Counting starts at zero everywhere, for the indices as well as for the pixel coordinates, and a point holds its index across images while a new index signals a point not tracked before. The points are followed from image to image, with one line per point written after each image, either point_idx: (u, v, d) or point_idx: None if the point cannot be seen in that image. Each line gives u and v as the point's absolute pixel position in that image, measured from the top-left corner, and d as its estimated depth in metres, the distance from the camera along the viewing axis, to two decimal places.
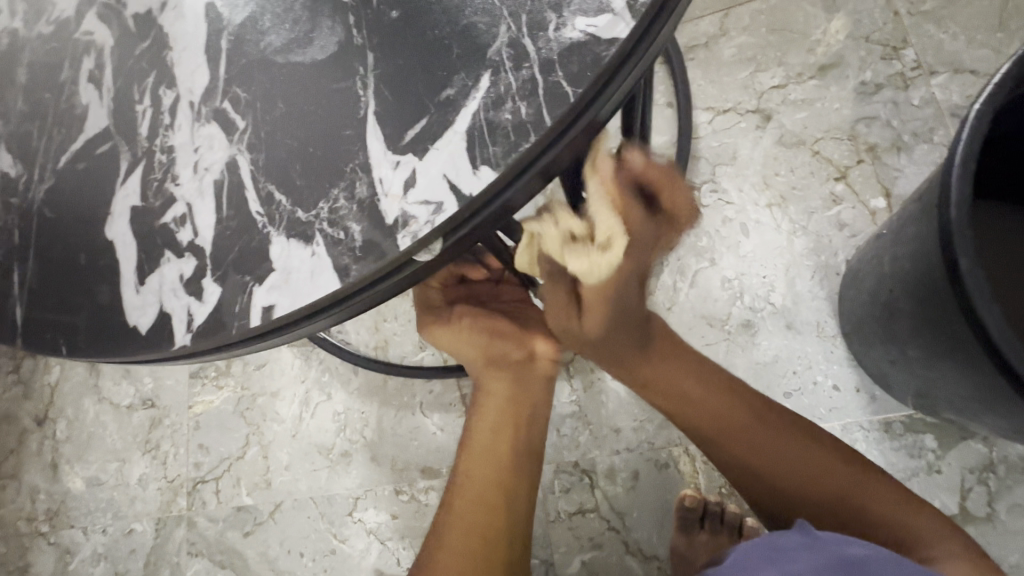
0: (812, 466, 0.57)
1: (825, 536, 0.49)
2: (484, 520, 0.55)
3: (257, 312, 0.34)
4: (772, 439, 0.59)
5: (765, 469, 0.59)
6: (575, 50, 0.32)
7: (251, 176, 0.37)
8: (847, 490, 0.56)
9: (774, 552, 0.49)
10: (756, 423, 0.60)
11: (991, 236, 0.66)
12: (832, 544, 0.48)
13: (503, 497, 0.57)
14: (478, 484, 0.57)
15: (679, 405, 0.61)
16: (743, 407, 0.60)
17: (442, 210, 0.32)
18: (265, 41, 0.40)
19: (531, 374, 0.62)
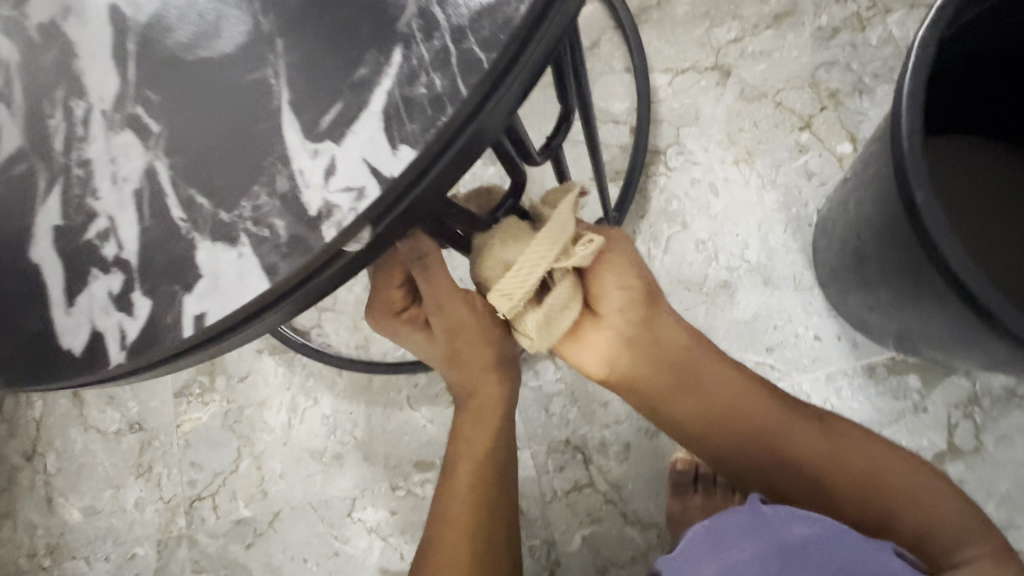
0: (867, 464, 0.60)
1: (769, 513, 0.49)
2: (477, 524, 0.59)
3: (189, 321, 0.33)
4: (784, 417, 0.64)
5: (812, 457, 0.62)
6: (485, 14, 0.30)
7: (170, 183, 0.35)
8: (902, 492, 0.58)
9: (723, 538, 0.50)
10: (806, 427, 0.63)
11: (947, 172, 0.66)
12: (776, 526, 0.49)
13: (490, 501, 0.60)
14: (465, 474, 0.60)
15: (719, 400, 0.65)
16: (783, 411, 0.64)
17: (365, 195, 0.31)
18: (172, 38, 0.38)
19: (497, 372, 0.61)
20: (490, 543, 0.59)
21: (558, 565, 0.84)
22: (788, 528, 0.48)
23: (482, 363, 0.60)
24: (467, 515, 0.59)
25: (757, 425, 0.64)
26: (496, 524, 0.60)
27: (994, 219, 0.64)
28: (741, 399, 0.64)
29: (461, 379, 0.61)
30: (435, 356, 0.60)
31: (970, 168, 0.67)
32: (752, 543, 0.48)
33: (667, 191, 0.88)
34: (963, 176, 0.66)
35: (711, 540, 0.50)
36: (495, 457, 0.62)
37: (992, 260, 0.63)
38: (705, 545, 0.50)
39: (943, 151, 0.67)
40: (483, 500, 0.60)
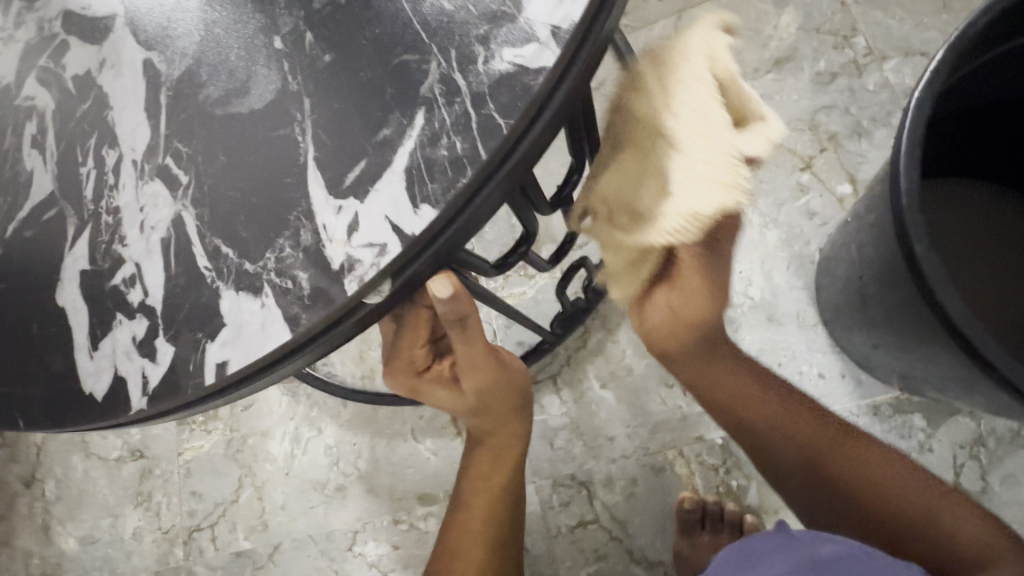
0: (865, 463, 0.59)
1: (799, 535, 0.52)
2: (488, 561, 0.58)
3: (212, 369, 0.34)
4: (784, 410, 0.66)
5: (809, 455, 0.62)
6: (504, 82, 0.32)
7: (197, 232, 0.37)
8: (881, 472, 0.58)
9: (754, 554, 0.54)
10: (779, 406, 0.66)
11: (949, 216, 0.67)
12: (803, 542, 0.51)
13: (499, 545, 0.60)
14: (476, 511, 0.60)
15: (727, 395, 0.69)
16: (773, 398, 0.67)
17: (386, 252, 0.32)
18: (203, 93, 0.40)
19: (511, 418, 0.61)
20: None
21: None
22: (818, 545, 0.50)
23: (504, 409, 0.60)
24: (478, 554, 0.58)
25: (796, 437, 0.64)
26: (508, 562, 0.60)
27: (997, 264, 0.65)
28: (802, 423, 0.64)
29: (480, 424, 0.61)
30: (454, 407, 0.58)
31: (972, 213, 0.68)
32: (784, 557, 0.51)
33: None
34: (965, 221, 0.67)
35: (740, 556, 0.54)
36: (507, 497, 0.62)
37: (993, 305, 0.64)
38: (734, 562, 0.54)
39: (946, 194, 0.68)
40: (493, 537, 0.60)
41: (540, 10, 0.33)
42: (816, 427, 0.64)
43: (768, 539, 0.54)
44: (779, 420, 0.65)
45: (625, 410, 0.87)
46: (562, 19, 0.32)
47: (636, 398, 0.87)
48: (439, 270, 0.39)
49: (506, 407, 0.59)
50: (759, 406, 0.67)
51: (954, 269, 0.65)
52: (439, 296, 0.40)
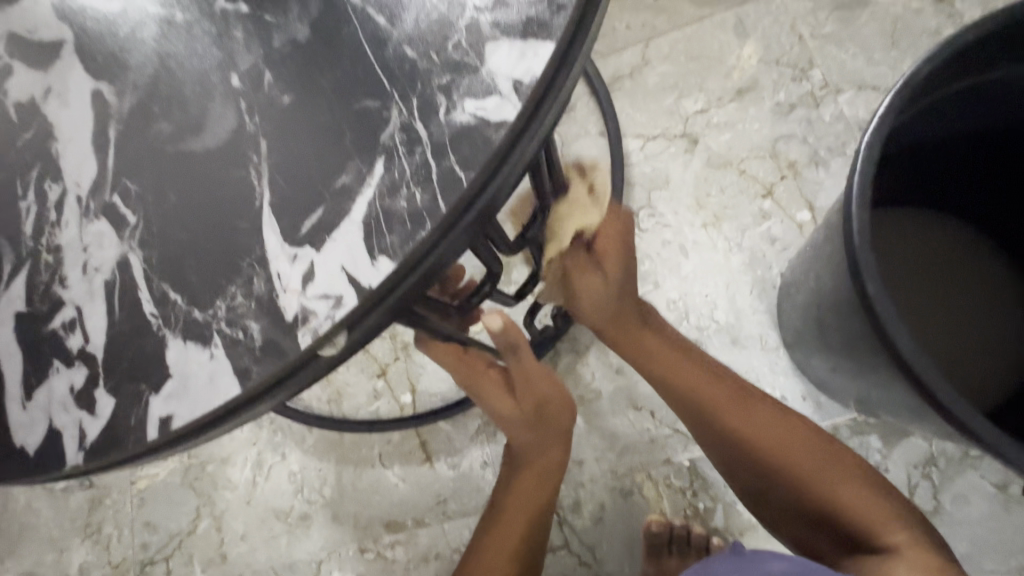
0: (796, 447, 0.61)
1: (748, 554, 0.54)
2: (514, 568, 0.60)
3: (155, 423, 0.32)
4: (748, 408, 0.63)
5: (772, 453, 0.61)
6: (465, 134, 0.32)
7: (144, 276, 0.35)
8: (824, 469, 0.59)
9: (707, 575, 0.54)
10: (738, 403, 0.63)
11: (905, 248, 0.69)
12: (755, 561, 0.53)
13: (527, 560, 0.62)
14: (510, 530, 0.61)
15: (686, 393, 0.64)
16: (716, 385, 0.64)
17: (342, 303, 0.31)
18: (155, 129, 0.39)
19: (552, 436, 0.64)
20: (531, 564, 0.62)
21: None
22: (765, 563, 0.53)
23: (551, 432, 0.63)
24: (516, 538, 0.61)
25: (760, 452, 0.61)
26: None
27: (947, 297, 0.68)
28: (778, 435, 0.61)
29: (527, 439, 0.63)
30: (504, 421, 0.62)
31: (928, 245, 0.70)
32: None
33: (641, 251, 0.91)
34: (920, 253, 0.69)
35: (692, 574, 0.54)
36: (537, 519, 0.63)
37: (941, 337, 0.67)
38: None
39: (902, 226, 0.70)
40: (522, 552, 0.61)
41: (501, 62, 0.33)
42: (778, 426, 0.62)
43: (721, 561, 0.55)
44: (746, 415, 0.63)
45: (594, 434, 0.87)
46: (524, 72, 0.32)
47: (604, 421, 0.87)
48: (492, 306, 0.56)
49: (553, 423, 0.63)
50: (742, 415, 0.62)
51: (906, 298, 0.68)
52: (494, 326, 0.56)
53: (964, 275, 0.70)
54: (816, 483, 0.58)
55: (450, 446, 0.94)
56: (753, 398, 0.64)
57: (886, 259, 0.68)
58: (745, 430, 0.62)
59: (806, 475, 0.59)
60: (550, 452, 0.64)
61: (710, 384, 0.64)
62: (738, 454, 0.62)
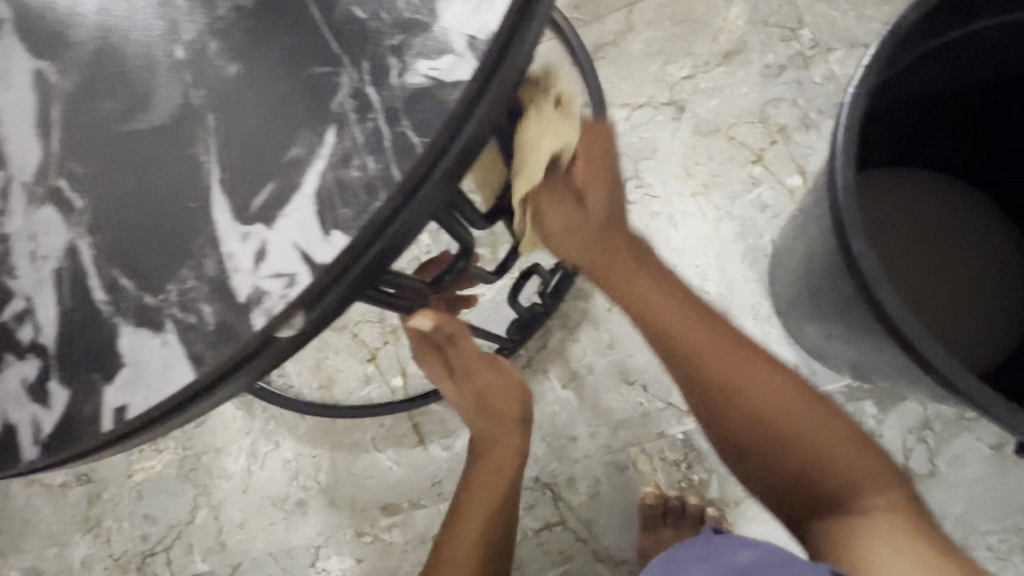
0: (776, 391, 0.52)
1: (722, 542, 0.53)
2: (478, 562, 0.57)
3: (110, 413, 0.31)
4: (730, 346, 0.53)
5: (748, 397, 0.52)
6: (419, 97, 0.30)
7: (94, 262, 0.34)
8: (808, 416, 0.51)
9: (679, 562, 0.53)
10: (722, 348, 0.53)
11: (904, 210, 0.68)
12: (724, 551, 0.51)
13: (491, 555, 0.59)
14: (475, 520, 0.59)
15: (681, 346, 0.52)
16: (706, 328, 0.53)
17: (295, 282, 0.29)
18: (99, 107, 0.37)
19: (508, 425, 0.63)
20: (494, 551, 0.60)
21: None
22: (734, 552, 0.50)
23: (506, 415, 0.62)
24: (477, 528, 0.58)
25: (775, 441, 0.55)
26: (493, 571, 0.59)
27: (948, 255, 0.68)
28: (836, 440, 0.51)
29: (483, 425, 0.62)
30: (457, 398, 0.61)
31: (927, 202, 0.69)
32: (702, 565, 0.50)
33: (629, 224, 0.89)
34: (922, 213, 0.68)
35: (665, 564, 0.54)
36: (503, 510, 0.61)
37: (940, 300, 0.66)
38: (659, 570, 0.53)
39: (898, 188, 0.69)
40: (486, 544, 0.59)
41: (455, 19, 0.30)
42: (764, 365, 0.53)
43: (695, 548, 0.54)
44: (729, 362, 0.52)
45: (587, 410, 0.86)
46: (479, 29, 0.30)
47: (597, 397, 0.86)
48: (417, 310, 0.49)
49: (510, 412, 0.63)
50: (723, 357, 0.52)
51: (903, 263, 0.67)
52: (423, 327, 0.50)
53: (963, 231, 0.69)
54: (794, 434, 0.51)
55: (443, 427, 0.94)
56: (740, 335, 0.55)
57: (880, 224, 0.67)
58: (722, 374, 0.52)
59: (789, 417, 0.51)
60: (510, 442, 0.63)
61: (699, 331, 0.53)
62: (729, 407, 0.52)
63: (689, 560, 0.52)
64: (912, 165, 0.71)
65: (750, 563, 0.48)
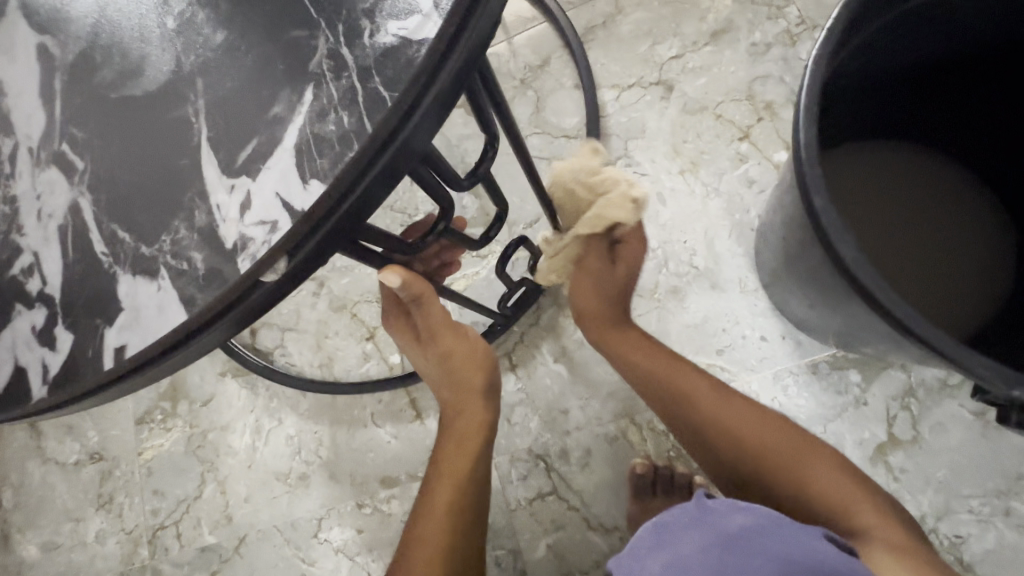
0: (766, 432, 0.63)
1: (714, 507, 0.48)
2: (451, 535, 0.59)
3: (110, 353, 0.34)
4: (715, 394, 0.66)
5: (736, 437, 0.63)
6: (388, 55, 0.32)
7: (94, 218, 0.36)
8: (795, 454, 0.61)
9: (669, 531, 0.49)
10: (703, 390, 0.67)
11: (887, 195, 0.70)
12: (717, 517, 0.47)
13: (464, 529, 0.61)
14: (444, 491, 0.61)
15: (671, 391, 0.68)
16: (684, 373, 0.68)
17: (277, 229, 0.32)
18: (98, 76, 0.39)
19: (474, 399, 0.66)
20: (467, 523, 0.61)
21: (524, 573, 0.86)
22: (730, 519, 0.46)
23: (471, 385, 0.66)
24: (447, 501, 0.61)
25: (739, 436, 0.63)
26: (468, 545, 0.60)
27: (927, 236, 0.70)
28: (811, 460, 0.60)
29: (450, 398, 0.67)
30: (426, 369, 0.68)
31: (905, 180, 0.71)
32: (695, 535, 0.46)
33: None
34: (904, 195, 0.71)
35: (655, 534, 0.49)
36: (473, 485, 0.63)
37: (917, 276, 0.68)
38: (650, 542, 0.49)
39: (876, 171, 0.71)
40: (458, 518, 0.61)
41: None
42: (745, 409, 0.65)
43: (684, 514, 0.49)
44: (711, 403, 0.66)
45: (578, 383, 0.89)
46: None
47: (587, 370, 0.88)
48: (382, 266, 0.50)
49: (475, 383, 0.66)
50: (705, 397, 0.66)
51: (879, 241, 0.69)
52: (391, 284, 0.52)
53: (948, 212, 0.71)
54: (790, 469, 0.60)
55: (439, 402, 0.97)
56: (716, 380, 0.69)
57: (854, 205, 0.70)
58: (710, 415, 0.65)
59: (793, 466, 0.60)
60: (474, 415, 0.66)
61: (678, 373, 0.69)
62: (720, 445, 0.64)
63: (680, 529, 0.48)
64: (895, 142, 0.72)
65: (749, 532, 0.44)
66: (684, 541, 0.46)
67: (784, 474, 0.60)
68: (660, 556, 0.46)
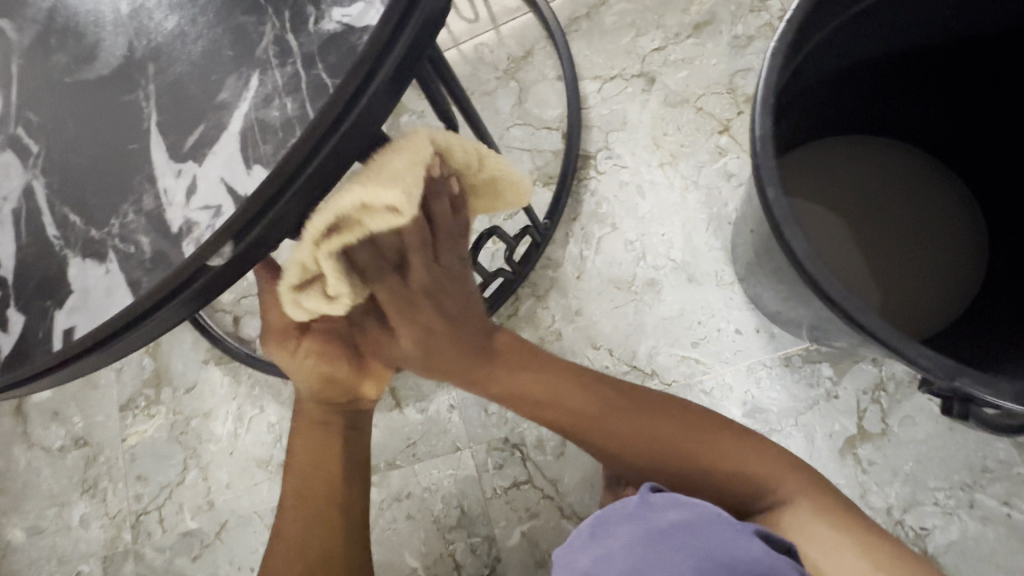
0: (662, 432, 0.53)
1: (653, 501, 0.42)
2: (307, 527, 0.55)
3: (59, 336, 0.34)
4: (573, 390, 0.56)
5: (618, 442, 0.54)
6: (332, 42, 0.32)
7: (47, 201, 0.37)
8: (706, 442, 0.52)
9: (601, 524, 0.43)
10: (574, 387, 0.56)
11: (861, 190, 0.72)
12: (651, 512, 0.41)
13: (324, 519, 0.56)
14: (301, 480, 0.56)
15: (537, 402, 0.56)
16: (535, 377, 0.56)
17: (221, 213, 0.32)
18: (53, 60, 0.39)
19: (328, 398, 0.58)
20: (327, 511, 0.56)
21: (499, 560, 0.87)
22: (664, 513, 0.41)
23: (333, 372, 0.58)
24: (304, 490, 0.56)
25: (654, 441, 0.52)
26: (326, 536, 0.55)
27: (902, 228, 0.71)
28: (750, 463, 0.51)
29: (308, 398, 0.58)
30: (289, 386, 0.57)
31: (879, 176, 0.72)
32: (627, 530, 0.40)
33: (598, 194, 0.92)
34: (877, 188, 0.72)
35: (588, 529, 0.44)
36: (334, 466, 0.58)
37: (889, 268, 0.70)
38: (586, 534, 0.43)
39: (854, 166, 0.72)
40: (320, 510, 0.56)
41: None
42: (589, 393, 0.55)
43: (623, 506, 0.43)
44: (575, 404, 0.55)
45: None
46: None
47: None
48: None
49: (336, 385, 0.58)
50: (495, 369, 0.56)
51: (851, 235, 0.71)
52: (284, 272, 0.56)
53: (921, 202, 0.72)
54: (701, 465, 0.51)
55: (419, 391, 0.92)
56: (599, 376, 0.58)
57: (828, 202, 0.72)
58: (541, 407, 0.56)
59: (713, 457, 0.51)
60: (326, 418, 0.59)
61: (526, 362, 0.57)
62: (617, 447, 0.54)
63: (614, 525, 0.42)
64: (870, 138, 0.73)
65: (683, 528, 0.39)
66: (614, 539, 0.41)
67: (699, 466, 0.51)
68: (588, 551, 0.41)
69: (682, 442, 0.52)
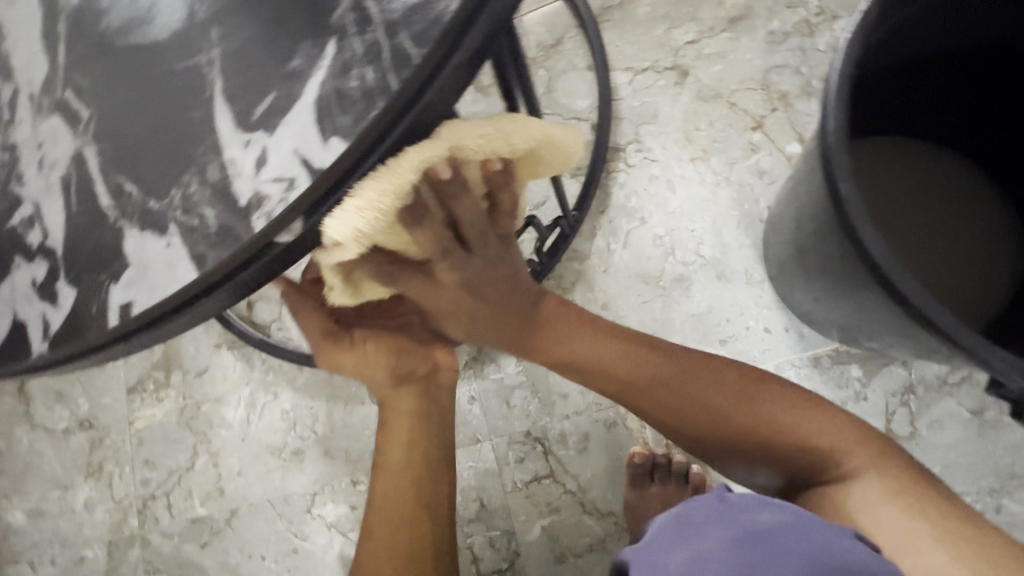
0: (714, 396, 0.54)
1: (739, 502, 0.43)
2: (407, 500, 0.54)
3: (115, 310, 0.32)
4: (624, 353, 0.55)
5: (675, 409, 0.55)
6: (417, 9, 0.30)
7: (99, 169, 0.35)
8: (763, 410, 0.53)
9: (685, 524, 0.43)
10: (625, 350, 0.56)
11: (911, 187, 0.71)
12: (741, 513, 0.41)
13: (417, 492, 0.54)
14: (393, 461, 0.55)
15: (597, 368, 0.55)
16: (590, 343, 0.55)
17: (295, 186, 0.31)
18: (104, 21, 0.37)
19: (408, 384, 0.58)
20: (420, 489, 0.55)
21: (518, 554, 0.86)
22: (757, 514, 0.41)
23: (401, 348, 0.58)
24: (397, 467, 0.55)
25: (714, 408, 0.54)
26: (422, 511, 0.54)
27: (947, 223, 0.70)
28: (817, 427, 0.53)
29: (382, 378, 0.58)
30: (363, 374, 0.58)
31: (924, 174, 0.72)
32: (719, 528, 0.40)
33: (627, 188, 0.90)
34: (924, 185, 0.71)
35: (671, 528, 0.43)
36: (427, 445, 0.57)
37: (939, 266, 0.69)
38: (669, 534, 0.42)
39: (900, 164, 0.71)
40: (418, 481, 0.55)
41: None
42: (640, 358, 0.55)
43: (706, 507, 0.43)
44: (635, 369, 0.55)
45: None
46: None
47: None
48: None
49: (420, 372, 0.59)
50: (549, 331, 0.55)
51: (899, 234, 0.69)
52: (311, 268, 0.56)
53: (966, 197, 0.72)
54: (771, 430, 0.53)
55: None
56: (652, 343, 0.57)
57: (878, 198, 0.70)
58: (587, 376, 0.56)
59: (765, 416, 0.53)
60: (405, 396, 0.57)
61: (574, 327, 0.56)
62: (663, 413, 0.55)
63: (703, 522, 0.41)
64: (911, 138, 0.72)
65: (780, 529, 0.39)
66: (705, 536, 0.40)
67: (765, 433, 0.53)
68: (677, 548, 0.40)
69: (734, 412, 0.54)
